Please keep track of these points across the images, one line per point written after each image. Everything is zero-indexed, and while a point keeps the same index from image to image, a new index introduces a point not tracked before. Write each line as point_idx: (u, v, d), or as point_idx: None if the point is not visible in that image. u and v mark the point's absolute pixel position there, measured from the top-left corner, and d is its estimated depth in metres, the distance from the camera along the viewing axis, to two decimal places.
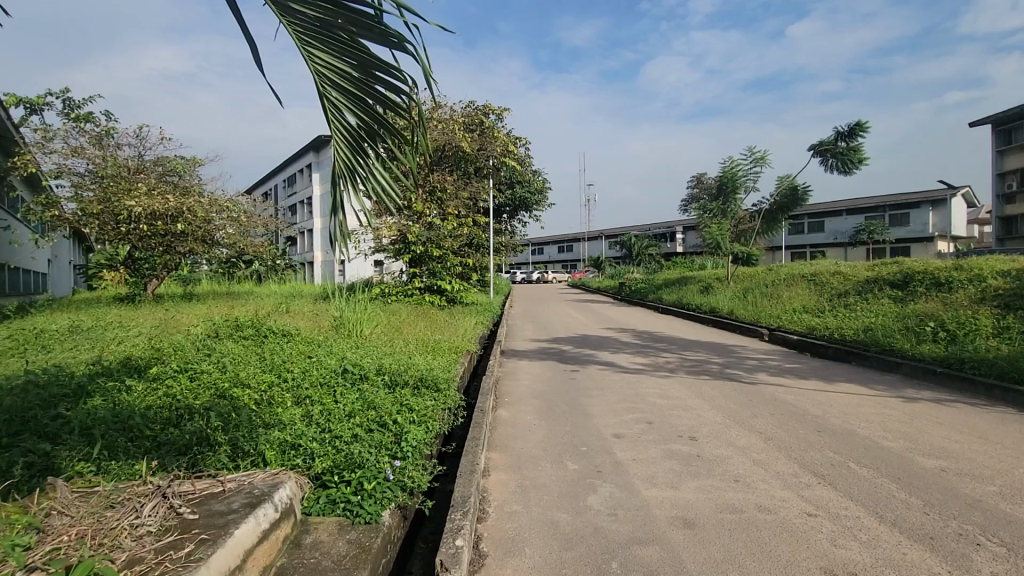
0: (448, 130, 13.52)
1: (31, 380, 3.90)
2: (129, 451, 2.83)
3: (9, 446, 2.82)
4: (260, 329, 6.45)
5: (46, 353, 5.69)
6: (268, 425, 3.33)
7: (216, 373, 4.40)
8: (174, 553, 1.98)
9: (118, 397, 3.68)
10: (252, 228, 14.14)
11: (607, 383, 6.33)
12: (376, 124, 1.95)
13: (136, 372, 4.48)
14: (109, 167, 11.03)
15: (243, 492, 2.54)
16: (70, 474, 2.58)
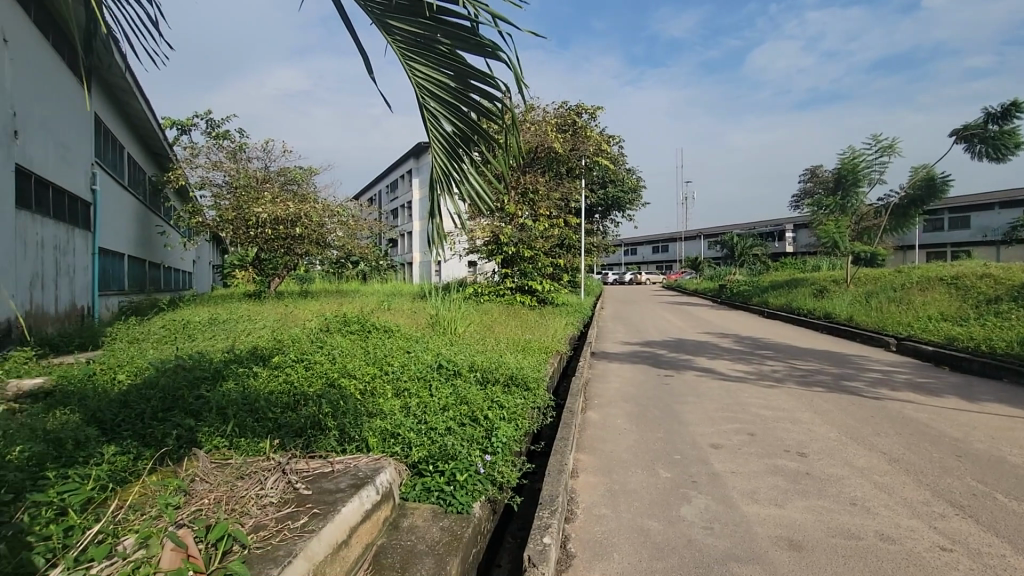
0: (541, 133, 13.64)
1: (180, 364, 4.55)
2: (255, 429, 3.19)
3: (163, 419, 3.30)
4: (365, 324, 6.95)
5: (192, 341, 6.58)
6: (371, 414, 3.58)
7: (327, 364, 4.81)
8: (292, 523, 2.21)
9: (247, 382, 4.17)
10: (359, 231, 15.28)
11: (704, 390, 6.02)
12: (471, 131, 2.02)
13: (261, 360, 5.04)
14: (241, 178, 12.46)
15: (350, 473, 2.77)
16: (209, 447, 2.96)
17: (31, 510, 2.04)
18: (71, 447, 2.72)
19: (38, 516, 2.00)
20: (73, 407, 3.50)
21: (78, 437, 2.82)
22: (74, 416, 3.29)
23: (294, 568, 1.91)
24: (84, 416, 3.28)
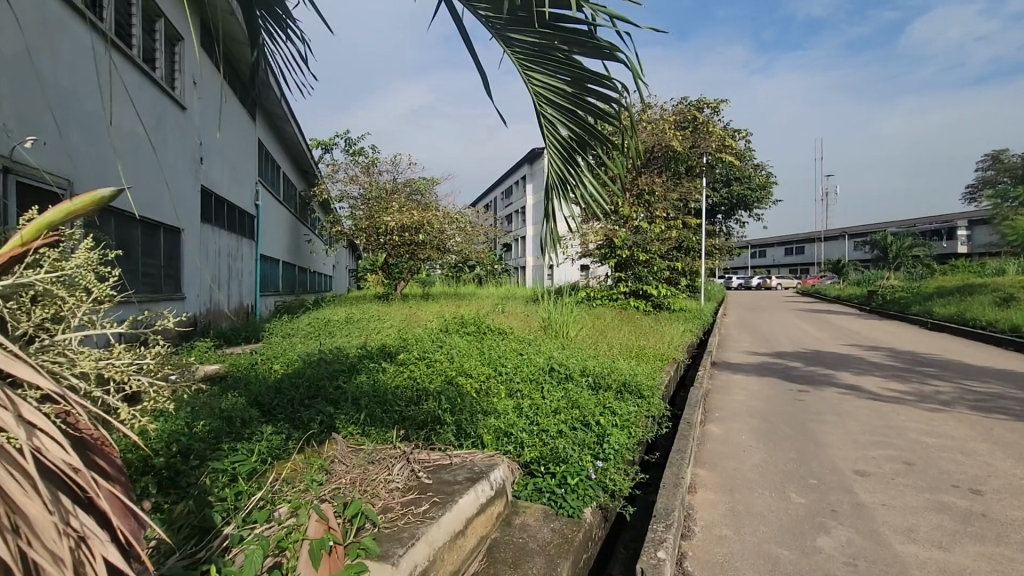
0: (658, 132, 12.95)
1: (324, 358, 5.14)
2: (383, 419, 3.48)
3: (309, 406, 3.75)
4: (481, 326, 7.26)
5: (332, 337, 7.38)
6: (486, 413, 3.73)
7: (446, 363, 5.10)
8: (415, 508, 2.38)
9: (377, 376, 4.58)
10: (476, 237, 15.99)
11: (847, 409, 5.35)
12: (587, 134, 2.02)
13: (389, 357, 5.48)
14: (373, 190, 13.63)
15: (466, 467, 2.92)
16: (345, 432, 3.30)
17: (211, 475, 2.44)
18: (239, 424, 3.20)
19: (216, 480, 2.39)
20: (241, 391, 4.10)
21: (244, 416, 3.30)
22: (241, 398, 3.86)
23: (417, 551, 2.05)
24: (249, 399, 3.83)
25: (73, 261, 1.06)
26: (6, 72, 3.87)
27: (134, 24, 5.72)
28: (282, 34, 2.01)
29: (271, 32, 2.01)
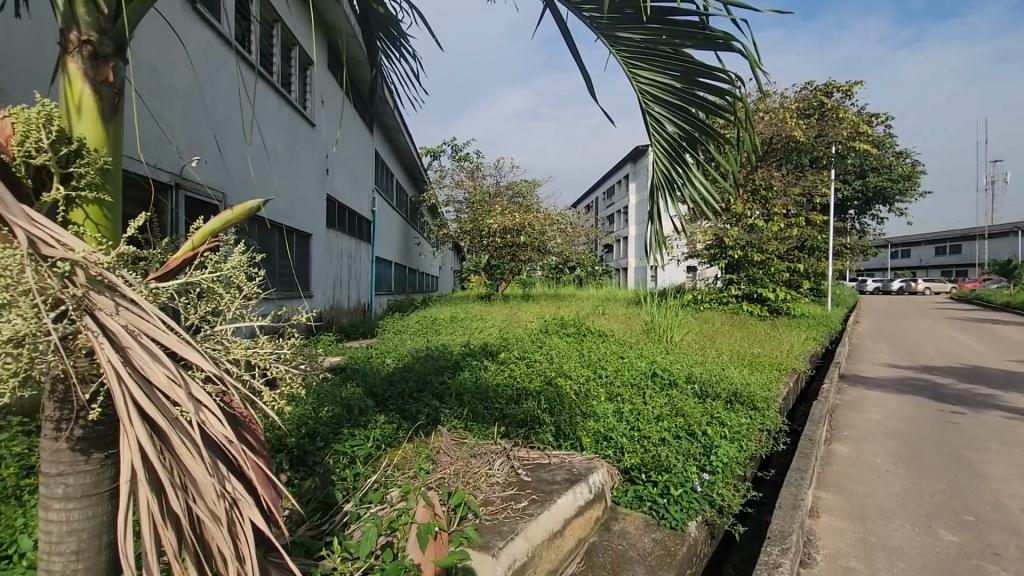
0: (778, 121, 11.86)
1: (431, 354, 5.44)
2: (485, 415, 3.59)
3: (417, 399, 3.98)
4: (581, 328, 7.22)
5: (438, 335, 7.78)
6: (585, 415, 3.70)
7: (546, 364, 5.14)
8: (515, 504, 2.43)
9: (479, 374, 4.74)
10: (577, 238, 15.91)
11: (1016, 437, 4.53)
12: (697, 130, 1.93)
13: (491, 356, 5.65)
14: (478, 194, 14.08)
15: (565, 468, 2.92)
16: (450, 426, 3.46)
17: (334, 456, 2.70)
18: (357, 412, 3.49)
19: (338, 461, 2.64)
20: (358, 382, 4.47)
21: (361, 405, 3.59)
22: (359, 389, 4.19)
23: (516, 545, 2.10)
24: (365, 389, 4.15)
25: (228, 265, 1.21)
26: (180, 104, 4.59)
27: (276, 52, 6.50)
28: (397, 53, 2.16)
29: (387, 52, 2.15)
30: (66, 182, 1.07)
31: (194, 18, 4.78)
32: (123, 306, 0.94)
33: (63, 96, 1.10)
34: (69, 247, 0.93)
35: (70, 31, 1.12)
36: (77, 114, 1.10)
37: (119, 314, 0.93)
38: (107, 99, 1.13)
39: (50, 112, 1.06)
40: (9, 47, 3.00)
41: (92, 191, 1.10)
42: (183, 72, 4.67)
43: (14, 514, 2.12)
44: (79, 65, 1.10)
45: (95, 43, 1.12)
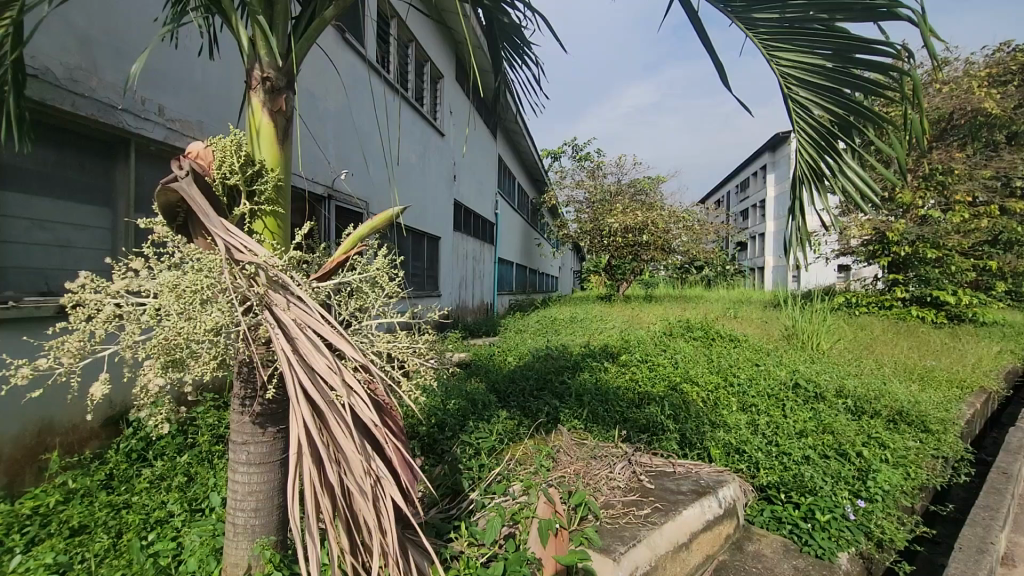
0: (961, 92, 9.93)
1: (551, 354, 5.51)
2: (605, 417, 3.54)
3: (538, 397, 4.06)
4: (709, 332, 6.78)
5: (558, 335, 7.86)
6: (714, 424, 3.47)
7: (670, 368, 4.92)
8: (637, 510, 2.37)
9: (600, 375, 4.69)
10: (706, 236, 14.95)
11: None
12: (852, 113, 1.72)
13: (611, 358, 5.55)
14: (598, 193, 13.85)
15: (691, 478, 2.78)
16: (570, 425, 3.47)
17: (461, 446, 2.87)
18: (481, 406, 3.66)
19: (465, 451, 2.81)
20: (482, 378, 4.67)
21: (484, 400, 3.76)
22: (482, 384, 4.37)
23: (638, 552, 2.05)
24: (488, 385, 4.32)
25: (373, 267, 1.35)
26: (333, 124, 5.20)
27: (410, 70, 7.05)
28: (519, 60, 2.22)
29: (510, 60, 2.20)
30: (251, 198, 1.28)
31: (344, 46, 5.38)
32: (293, 302, 1.10)
33: (249, 125, 1.32)
34: (253, 252, 1.11)
35: (253, 70, 1.33)
36: (259, 139, 1.31)
37: (290, 309, 1.08)
38: (281, 126, 1.33)
39: (240, 139, 1.28)
40: (207, 89, 3.64)
41: (270, 205, 1.30)
42: (336, 96, 5.28)
43: (208, 474, 2.58)
44: (260, 98, 1.30)
45: (271, 78, 1.32)
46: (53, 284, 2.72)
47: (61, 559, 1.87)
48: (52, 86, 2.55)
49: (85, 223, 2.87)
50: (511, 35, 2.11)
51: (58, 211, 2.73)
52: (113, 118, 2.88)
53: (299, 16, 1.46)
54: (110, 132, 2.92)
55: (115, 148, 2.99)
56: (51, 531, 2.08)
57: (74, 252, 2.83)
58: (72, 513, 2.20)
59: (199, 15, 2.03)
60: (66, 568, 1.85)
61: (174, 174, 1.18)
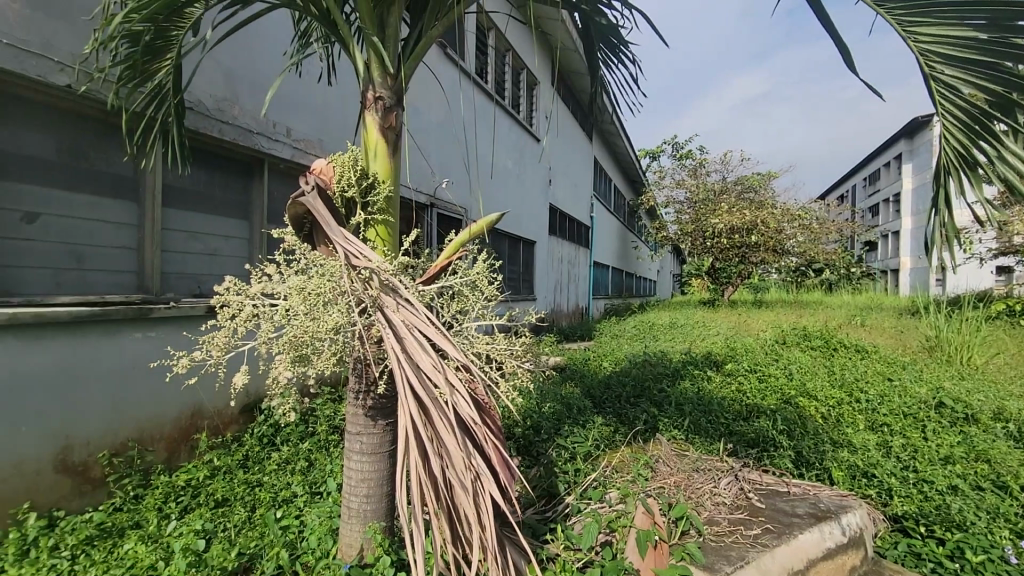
0: None
1: (649, 360, 5.33)
2: (708, 429, 3.34)
3: (635, 404, 3.94)
4: (830, 341, 6.14)
5: (656, 341, 7.58)
6: (836, 443, 3.15)
7: (783, 380, 4.52)
8: (745, 529, 2.23)
9: (702, 384, 4.45)
10: (826, 235, 13.55)
11: None
12: (1014, 89, 1.46)
13: (715, 367, 5.23)
14: (701, 193, 13.14)
15: (809, 501, 2.54)
16: (669, 435, 3.33)
17: (557, 450, 2.88)
18: (576, 410, 3.64)
19: (560, 454, 2.81)
20: (577, 382, 4.64)
21: (580, 405, 3.73)
22: (577, 389, 4.34)
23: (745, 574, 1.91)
24: (583, 390, 4.28)
25: (473, 271, 1.40)
26: (435, 135, 5.48)
27: (507, 79, 7.21)
28: (616, 59, 2.18)
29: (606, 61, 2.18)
30: (365, 208, 1.40)
31: (446, 61, 5.65)
32: (402, 303, 1.18)
33: (363, 142, 1.44)
34: (367, 258, 1.21)
35: (367, 90, 1.45)
36: (372, 154, 1.42)
37: (399, 310, 1.16)
38: (390, 141, 1.44)
39: (356, 156, 1.40)
40: (327, 110, 4.02)
41: (381, 214, 1.41)
42: (438, 109, 5.56)
43: (326, 460, 2.84)
44: (374, 117, 1.42)
45: (383, 97, 1.43)
46: (205, 287, 3.15)
47: (209, 526, 2.16)
48: (204, 116, 2.96)
49: (230, 232, 3.30)
50: (607, 36, 2.08)
51: (209, 224, 3.15)
52: (250, 141, 3.29)
53: (407, 37, 1.57)
54: (248, 153, 3.33)
55: (252, 167, 3.40)
56: (201, 501, 2.43)
57: (221, 259, 3.25)
58: (216, 487, 2.54)
59: (320, 44, 2.26)
60: (213, 533, 2.14)
61: (301, 189, 1.32)
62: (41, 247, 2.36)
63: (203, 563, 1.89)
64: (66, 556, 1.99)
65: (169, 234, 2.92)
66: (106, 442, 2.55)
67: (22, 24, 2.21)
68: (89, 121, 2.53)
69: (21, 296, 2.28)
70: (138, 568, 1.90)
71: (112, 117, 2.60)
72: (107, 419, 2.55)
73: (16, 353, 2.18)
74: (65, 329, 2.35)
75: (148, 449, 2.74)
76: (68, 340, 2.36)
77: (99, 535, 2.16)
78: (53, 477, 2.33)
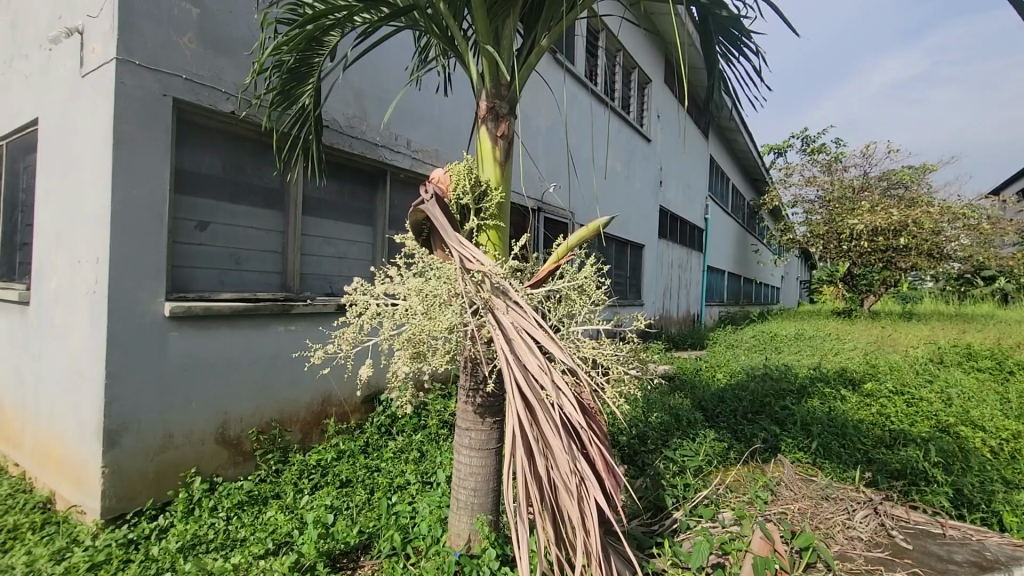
0: None
1: (769, 374, 4.90)
2: (841, 455, 2.99)
3: (753, 420, 3.65)
4: (1004, 364, 5.17)
5: (779, 353, 6.95)
6: (1010, 485, 2.66)
7: (938, 405, 3.90)
8: (886, 570, 1.98)
9: (834, 404, 4.00)
10: (1000, 237, 11.45)
11: None
12: None
13: (850, 385, 4.66)
14: (835, 190, 11.78)
15: (970, 548, 2.18)
16: (792, 457, 3.03)
17: (665, 462, 2.78)
18: (685, 422, 3.47)
19: (668, 467, 2.71)
20: (687, 393, 4.41)
21: (690, 417, 3.54)
22: (687, 400, 4.14)
23: None
24: (694, 402, 4.07)
25: (580, 276, 1.41)
26: (544, 140, 5.55)
27: (617, 79, 7.08)
28: (737, 52, 2.05)
29: (726, 54, 2.07)
30: (478, 214, 1.47)
31: (556, 66, 5.70)
32: (511, 306, 1.22)
33: (477, 151, 1.51)
34: (479, 262, 1.27)
35: (481, 101, 1.52)
36: (486, 162, 1.49)
37: (509, 313, 1.21)
38: (502, 149, 1.49)
39: (470, 164, 1.47)
40: (442, 121, 4.26)
41: (493, 219, 1.47)
42: (548, 114, 5.63)
43: (436, 453, 3.01)
44: (487, 126, 1.49)
45: (496, 106, 1.49)
46: (336, 287, 3.50)
47: (336, 503, 2.40)
48: (337, 133, 3.29)
49: (357, 238, 3.64)
50: (727, 28, 1.97)
51: (340, 230, 3.49)
52: (376, 154, 3.59)
53: (520, 46, 1.62)
54: (373, 165, 3.65)
55: (376, 177, 3.72)
56: (328, 480, 2.71)
57: (349, 262, 3.59)
58: (342, 469, 2.81)
59: (438, 59, 2.40)
60: (339, 510, 2.37)
61: (421, 198, 1.42)
62: (210, 250, 2.79)
63: (331, 536, 2.11)
64: (222, 517, 2.35)
65: (307, 239, 3.29)
66: (255, 420, 2.93)
67: (199, 63, 2.65)
68: (247, 142, 2.94)
69: (195, 292, 2.71)
70: (278, 534, 2.18)
71: (265, 138, 3.00)
72: (257, 401, 2.93)
73: (190, 340, 2.61)
74: (227, 321, 2.76)
75: (287, 429, 3.11)
76: (228, 330, 2.77)
77: (248, 501, 2.51)
78: (215, 447, 2.74)
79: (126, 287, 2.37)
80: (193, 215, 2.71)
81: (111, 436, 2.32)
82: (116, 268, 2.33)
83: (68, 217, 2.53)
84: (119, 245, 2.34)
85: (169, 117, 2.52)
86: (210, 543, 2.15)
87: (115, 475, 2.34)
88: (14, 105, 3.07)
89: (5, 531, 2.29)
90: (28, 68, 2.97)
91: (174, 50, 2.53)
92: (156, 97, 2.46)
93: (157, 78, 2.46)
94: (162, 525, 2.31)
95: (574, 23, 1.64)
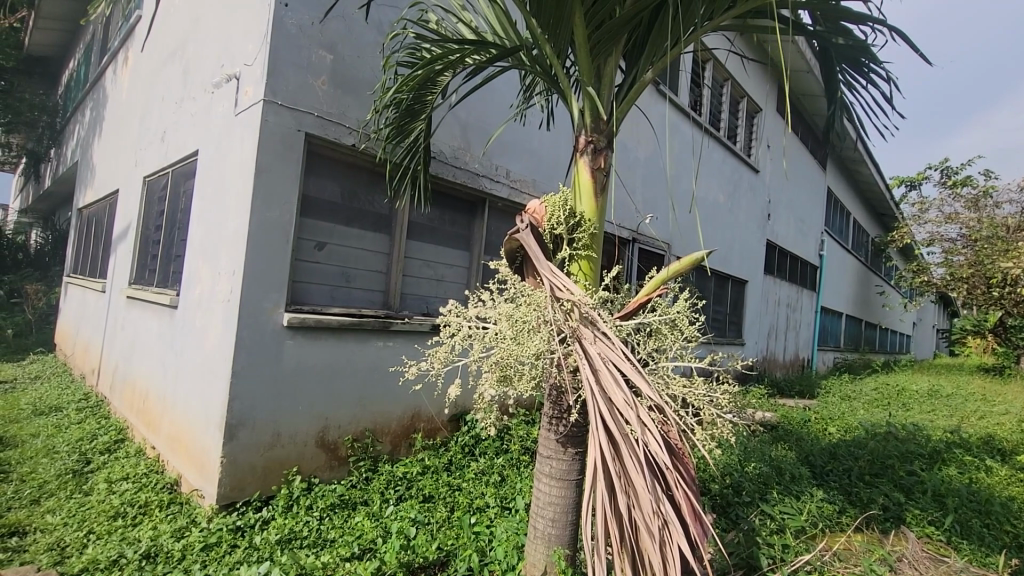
0: None
1: (892, 432, 4.35)
2: (984, 537, 2.57)
3: (870, 484, 3.23)
4: None
5: (907, 411, 6.11)
6: None
7: None
8: None
9: (977, 475, 3.46)
10: None
11: None
12: None
13: (999, 456, 4.00)
14: (984, 228, 10.12)
15: None
16: (920, 531, 2.63)
17: (761, 517, 2.57)
18: (788, 477, 3.16)
19: (766, 524, 2.50)
20: (791, 445, 4.03)
21: (794, 472, 3.23)
22: (792, 453, 3.77)
23: None
24: (800, 455, 3.70)
25: (673, 310, 1.38)
26: (642, 170, 5.50)
27: (723, 109, 6.87)
28: (861, 79, 1.90)
29: (850, 81, 1.93)
30: (570, 244, 1.49)
31: (658, 99, 5.68)
32: (600, 336, 1.22)
33: (573, 183, 1.54)
34: (569, 290, 1.27)
35: (580, 135, 1.56)
36: (581, 194, 1.51)
37: (597, 343, 1.21)
38: (599, 181, 1.52)
39: (566, 196, 1.51)
40: (541, 151, 4.40)
41: (585, 250, 1.48)
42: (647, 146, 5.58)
43: (517, 479, 3.01)
44: (585, 159, 1.52)
45: (595, 140, 1.52)
46: (431, 306, 3.68)
47: (420, 517, 2.49)
48: (443, 163, 3.52)
49: (454, 262, 3.82)
50: (852, 56, 1.85)
51: (438, 254, 3.69)
52: (477, 183, 3.78)
53: (621, 81, 1.65)
54: (472, 194, 3.83)
55: (475, 206, 3.91)
56: (413, 494, 2.81)
57: (445, 284, 3.78)
58: (425, 484, 2.90)
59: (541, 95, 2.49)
60: (421, 524, 2.45)
61: (517, 227, 1.47)
62: (325, 268, 3.07)
63: (412, 548, 2.19)
64: (317, 517, 2.53)
65: (410, 262, 3.53)
66: (350, 428, 3.13)
67: (329, 101, 2.99)
68: (364, 171, 3.24)
69: (309, 304, 2.98)
70: (364, 539, 2.29)
71: (379, 167, 3.29)
72: (354, 408, 3.14)
73: (302, 349, 2.87)
74: (332, 332, 3.00)
75: (379, 439, 3.29)
76: (334, 341, 3.02)
77: (340, 504, 2.68)
78: (316, 449, 2.96)
79: (255, 297, 2.68)
80: (313, 236, 3.00)
81: (231, 430, 2.60)
82: (247, 280, 2.65)
83: (214, 234, 2.94)
84: (252, 259, 2.66)
85: (301, 149, 2.86)
86: (304, 539, 2.32)
87: (230, 466, 2.61)
88: (182, 139, 3.66)
89: (139, 506, 2.64)
90: (194, 110, 3.52)
91: (309, 90, 2.90)
92: (291, 132, 2.81)
93: (294, 115, 2.82)
94: (265, 517, 2.53)
95: (677, 58, 1.64)
